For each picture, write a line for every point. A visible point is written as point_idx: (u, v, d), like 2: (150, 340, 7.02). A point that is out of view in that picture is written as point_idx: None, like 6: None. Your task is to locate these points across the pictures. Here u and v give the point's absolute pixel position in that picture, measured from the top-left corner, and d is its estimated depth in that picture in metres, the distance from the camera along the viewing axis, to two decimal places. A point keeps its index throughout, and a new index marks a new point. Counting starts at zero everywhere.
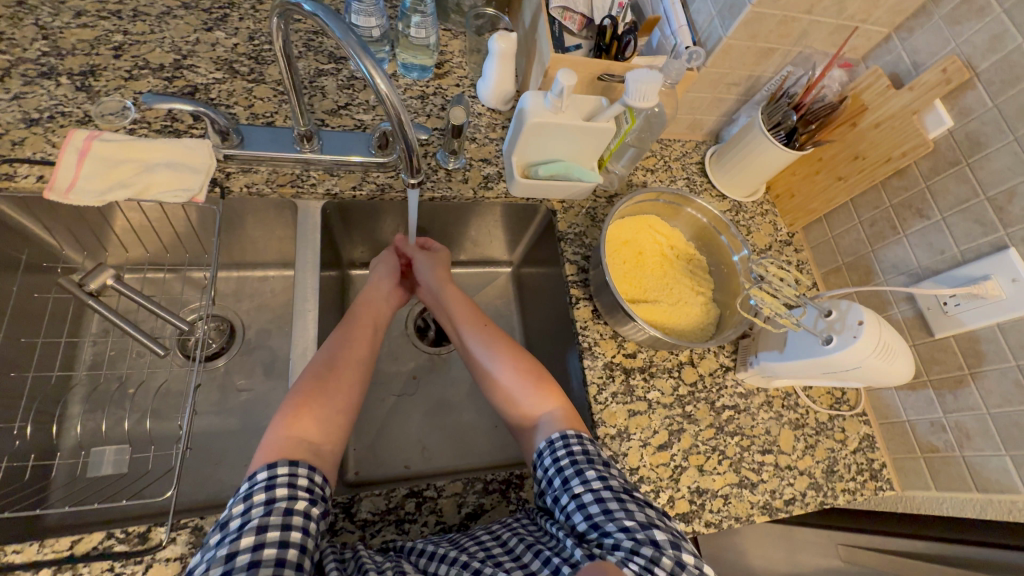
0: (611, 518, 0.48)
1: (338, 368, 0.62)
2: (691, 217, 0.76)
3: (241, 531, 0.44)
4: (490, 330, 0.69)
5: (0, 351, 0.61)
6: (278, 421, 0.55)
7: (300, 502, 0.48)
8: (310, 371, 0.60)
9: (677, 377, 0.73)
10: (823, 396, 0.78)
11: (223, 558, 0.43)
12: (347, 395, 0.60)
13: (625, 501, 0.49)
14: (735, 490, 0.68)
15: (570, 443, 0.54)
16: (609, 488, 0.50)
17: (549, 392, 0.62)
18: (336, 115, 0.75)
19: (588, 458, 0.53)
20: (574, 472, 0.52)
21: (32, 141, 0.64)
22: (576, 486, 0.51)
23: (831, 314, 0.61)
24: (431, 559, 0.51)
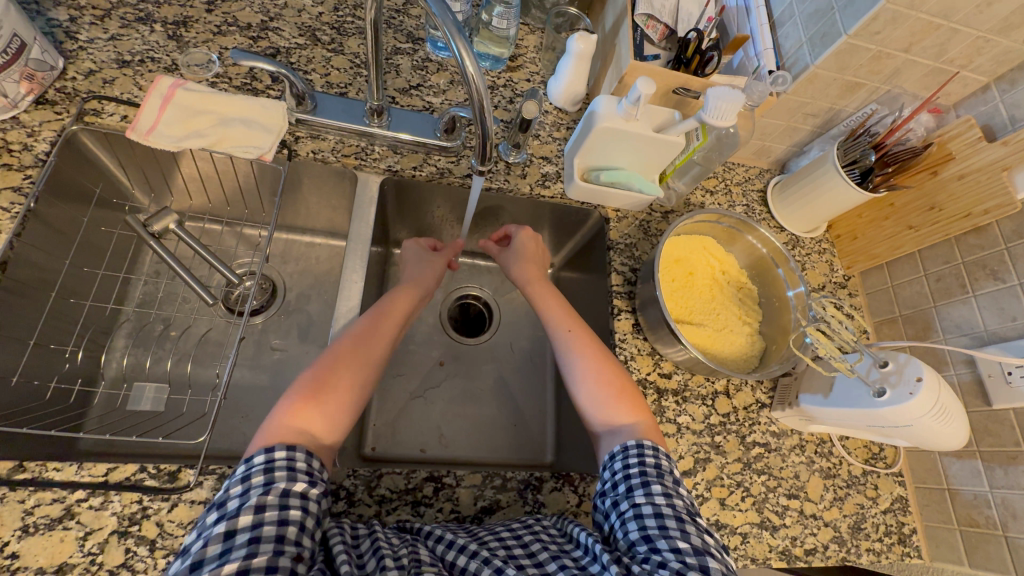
0: (665, 535, 0.49)
1: (352, 363, 0.60)
2: (750, 245, 0.74)
3: (240, 510, 0.45)
4: (575, 336, 0.67)
5: (64, 276, 0.64)
6: (286, 406, 0.54)
7: (298, 482, 0.48)
8: (319, 363, 0.59)
9: (710, 406, 0.71)
10: (858, 449, 0.75)
11: (220, 537, 0.43)
12: (351, 395, 0.58)
13: (683, 523, 0.50)
14: (754, 530, 0.66)
15: (644, 452, 0.55)
16: (672, 506, 0.51)
17: (630, 403, 0.61)
18: (407, 94, 0.76)
19: (657, 472, 0.54)
20: (640, 483, 0.53)
21: (121, 82, 0.66)
22: (639, 496, 0.52)
23: (887, 366, 0.58)
24: (448, 547, 0.51)
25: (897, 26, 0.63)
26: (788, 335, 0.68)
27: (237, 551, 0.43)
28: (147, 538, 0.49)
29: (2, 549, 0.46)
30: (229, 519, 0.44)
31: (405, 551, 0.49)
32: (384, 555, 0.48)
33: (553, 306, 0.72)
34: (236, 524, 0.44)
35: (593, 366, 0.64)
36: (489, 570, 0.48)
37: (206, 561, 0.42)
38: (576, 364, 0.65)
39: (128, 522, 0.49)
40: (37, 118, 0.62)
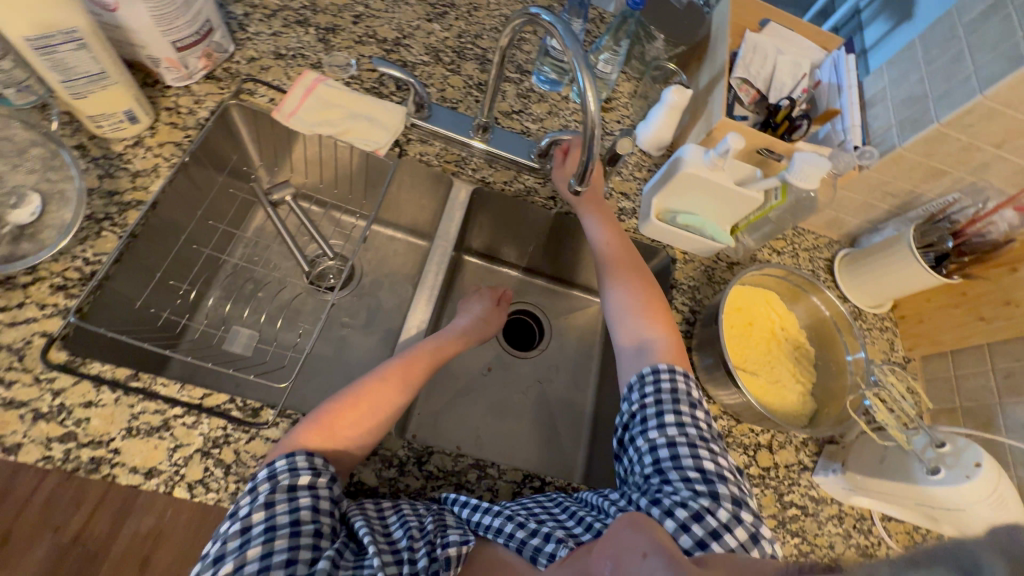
0: (677, 466, 0.56)
1: (384, 399, 0.61)
2: (813, 305, 0.75)
3: (252, 508, 0.50)
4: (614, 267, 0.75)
5: (193, 224, 0.73)
6: (306, 426, 0.56)
7: (302, 478, 0.52)
8: (351, 386, 0.61)
9: (752, 457, 0.72)
10: (900, 534, 0.72)
11: (238, 532, 0.48)
12: (369, 425, 0.59)
13: (697, 447, 0.58)
14: None
15: (661, 375, 0.63)
16: (684, 435, 0.59)
17: (663, 327, 0.70)
18: (509, 117, 0.83)
19: (671, 395, 0.62)
20: (654, 417, 0.61)
21: (274, 70, 0.77)
22: (652, 429, 0.60)
23: (944, 447, 0.58)
24: (473, 510, 0.57)
25: (990, 123, 0.66)
26: (843, 397, 0.68)
27: (255, 542, 0.48)
28: (224, 462, 0.55)
29: (108, 443, 0.53)
30: (241, 516, 0.49)
31: (429, 518, 0.56)
32: (411, 525, 0.54)
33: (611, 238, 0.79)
34: (249, 518, 0.49)
35: (634, 293, 0.73)
36: (513, 524, 0.54)
37: (229, 553, 0.47)
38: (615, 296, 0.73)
39: (211, 445, 0.55)
40: (203, 89, 0.73)
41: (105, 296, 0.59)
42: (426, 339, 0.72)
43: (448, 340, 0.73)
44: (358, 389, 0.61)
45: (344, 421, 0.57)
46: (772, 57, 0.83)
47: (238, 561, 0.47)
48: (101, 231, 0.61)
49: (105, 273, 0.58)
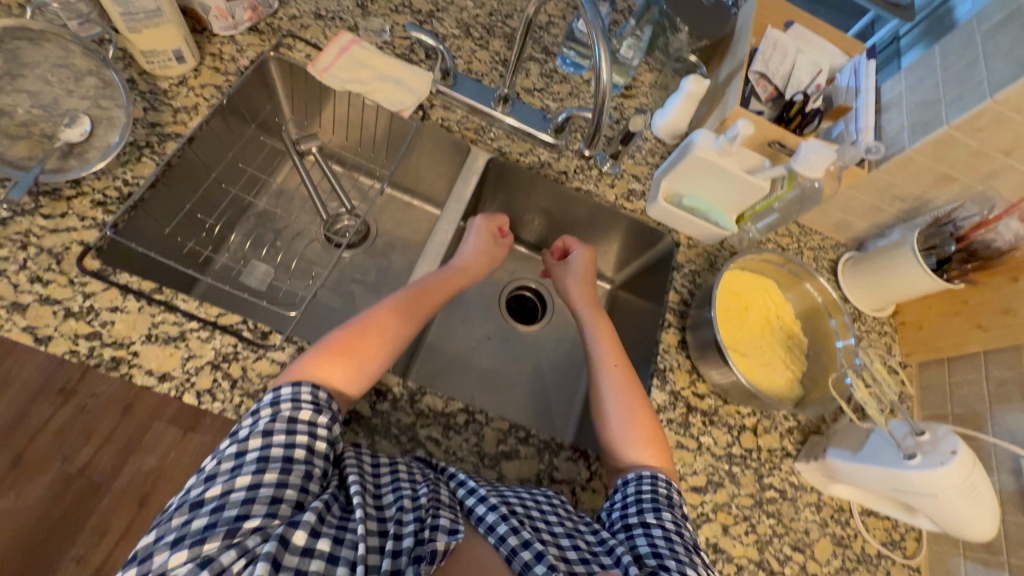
0: (673, 556, 0.54)
1: (383, 328, 0.64)
2: (806, 292, 0.77)
3: (251, 434, 0.51)
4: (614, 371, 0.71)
5: (224, 165, 0.77)
6: (311, 355, 0.59)
7: (303, 412, 0.53)
8: (353, 320, 0.64)
9: (736, 438, 0.73)
10: (877, 529, 0.73)
11: (232, 456, 0.49)
12: (370, 351, 0.62)
13: (691, 553, 0.55)
14: (751, 566, 0.67)
15: (658, 483, 0.60)
16: (679, 536, 0.56)
17: (654, 441, 0.65)
18: (530, 93, 0.87)
19: (666, 501, 0.59)
20: (651, 508, 0.58)
21: (313, 29, 0.81)
22: (650, 517, 0.57)
23: (923, 435, 0.59)
24: (470, 493, 0.55)
25: (1000, 128, 0.67)
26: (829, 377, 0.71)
27: (248, 467, 0.49)
28: (232, 375, 0.58)
29: (128, 346, 0.57)
30: (240, 440, 0.51)
31: (425, 491, 0.54)
32: (403, 496, 0.53)
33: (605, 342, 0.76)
34: (247, 444, 0.50)
35: (631, 401, 0.67)
36: (507, 527, 0.52)
37: (219, 474, 0.48)
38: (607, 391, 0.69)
39: (221, 359, 0.59)
40: (246, 40, 0.77)
41: (138, 217, 0.64)
42: (430, 274, 0.76)
43: (451, 277, 0.77)
44: (357, 321, 0.64)
45: (343, 347, 0.60)
46: (792, 55, 0.85)
47: (228, 485, 0.47)
48: (141, 157, 0.66)
49: (141, 194, 0.63)
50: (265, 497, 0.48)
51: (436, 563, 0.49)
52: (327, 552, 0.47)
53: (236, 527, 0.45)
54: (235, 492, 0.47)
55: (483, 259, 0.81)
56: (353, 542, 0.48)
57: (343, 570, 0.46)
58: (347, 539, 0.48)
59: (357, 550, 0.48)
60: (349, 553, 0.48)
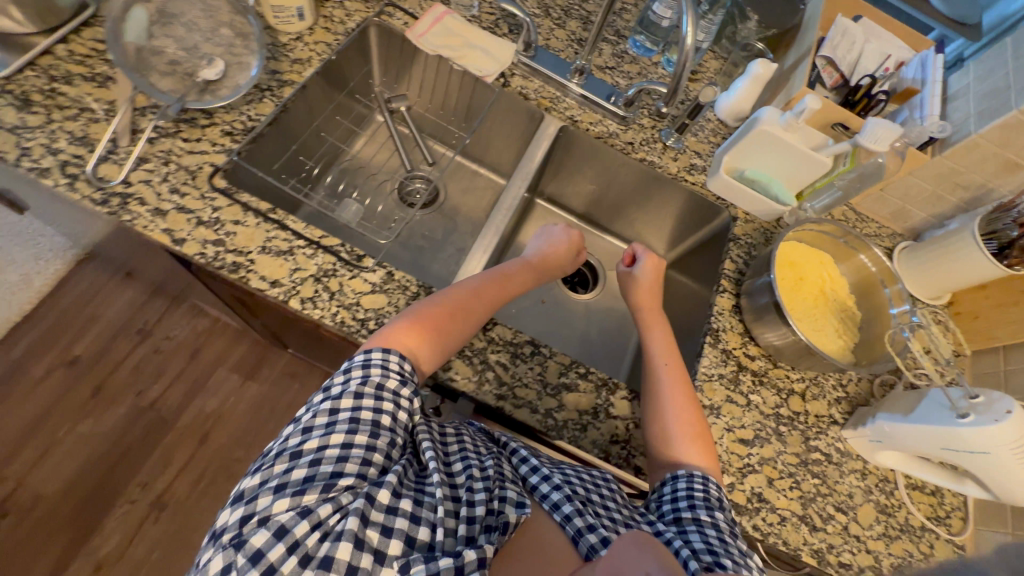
0: (727, 554, 0.51)
1: (476, 301, 0.67)
2: (860, 264, 0.79)
3: (343, 394, 0.53)
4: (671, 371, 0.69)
5: (324, 116, 0.86)
6: (401, 323, 0.61)
7: (392, 380, 0.55)
8: (443, 293, 0.66)
9: (784, 401, 0.76)
10: (922, 503, 0.74)
11: (326, 411, 0.51)
12: (459, 322, 0.65)
13: (747, 558, 0.53)
14: (794, 519, 0.69)
15: (705, 481, 0.59)
16: (731, 537, 0.54)
17: (704, 448, 0.63)
18: (602, 69, 0.93)
19: (716, 502, 0.57)
20: (702, 504, 0.56)
21: (410, 0, 0.90)
22: (701, 513, 0.55)
23: (977, 398, 0.61)
24: (533, 472, 0.56)
25: None
26: (882, 336, 0.73)
27: (341, 425, 0.50)
28: (332, 289, 0.66)
29: (247, 254, 0.65)
30: (331, 399, 0.52)
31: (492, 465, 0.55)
32: (472, 466, 0.54)
33: (663, 345, 0.74)
34: (338, 402, 0.52)
35: (685, 401, 0.65)
36: (573, 507, 0.51)
37: (315, 429, 0.50)
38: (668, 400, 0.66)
39: (323, 274, 0.66)
40: (353, 6, 0.87)
41: (255, 148, 0.73)
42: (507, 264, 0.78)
43: (528, 271, 0.79)
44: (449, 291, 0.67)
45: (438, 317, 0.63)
46: (860, 44, 0.88)
47: (322, 440, 0.49)
48: (263, 98, 0.75)
49: (262, 128, 0.72)
50: (358, 453, 0.49)
51: (508, 535, 0.49)
52: (410, 511, 0.48)
53: (331, 482, 0.47)
54: (330, 449, 0.49)
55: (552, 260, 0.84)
56: (433, 504, 0.49)
57: (424, 531, 0.47)
58: (426, 501, 0.50)
59: (437, 512, 0.48)
60: (430, 515, 0.49)
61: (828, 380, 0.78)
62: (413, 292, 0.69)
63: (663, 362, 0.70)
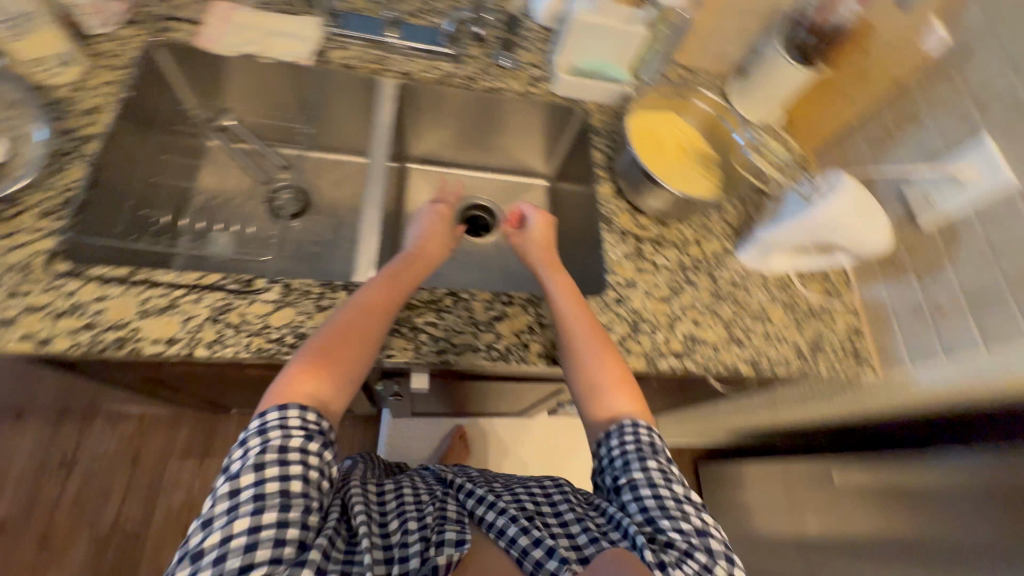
0: (667, 514, 0.57)
1: (368, 321, 0.64)
2: (699, 109, 0.87)
3: (242, 470, 0.52)
4: (579, 324, 0.69)
5: (147, 158, 0.79)
6: (294, 371, 0.59)
7: (293, 441, 0.54)
8: (330, 324, 0.63)
9: (684, 252, 0.84)
10: (817, 287, 0.86)
11: (228, 494, 0.51)
12: (353, 349, 0.62)
13: (682, 506, 0.58)
14: (725, 344, 0.78)
15: (638, 431, 0.63)
16: (670, 489, 0.59)
17: (631, 394, 0.67)
18: (416, 15, 0.92)
19: (652, 451, 0.62)
20: (636, 462, 0.61)
21: (185, 7, 0.83)
22: (637, 470, 0.60)
23: (817, 183, 0.74)
24: (477, 502, 0.61)
25: None
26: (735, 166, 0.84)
27: (244, 507, 0.50)
28: (233, 323, 0.63)
29: (127, 324, 0.61)
30: (231, 483, 0.51)
31: (430, 512, 0.59)
32: (408, 520, 0.58)
33: (564, 292, 0.73)
34: (239, 483, 0.51)
35: (601, 347, 0.68)
36: (516, 528, 0.57)
37: (216, 518, 0.49)
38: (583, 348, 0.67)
39: (218, 312, 0.64)
40: (125, 33, 0.79)
41: (89, 217, 0.67)
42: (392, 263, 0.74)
43: (415, 265, 0.75)
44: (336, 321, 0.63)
45: (331, 354, 0.61)
46: None
47: (226, 526, 0.49)
48: (65, 162, 0.67)
49: (81, 193, 0.65)
50: (269, 528, 0.49)
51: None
52: None
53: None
54: (235, 536, 0.48)
55: (434, 246, 0.80)
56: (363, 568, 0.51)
57: None
58: (356, 567, 0.51)
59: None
60: None
61: (713, 220, 0.88)
62: (317, 294, 0.68)
63: (566, 305, 0.71)
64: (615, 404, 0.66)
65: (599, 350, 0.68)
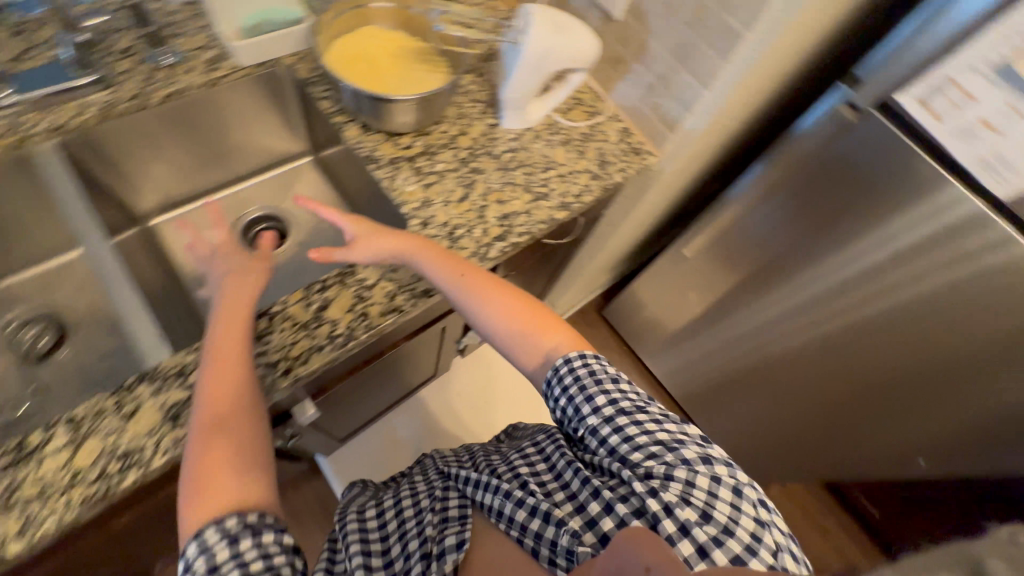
0: (634, 442, 0.59)
1: (248, 404, 0.57)
2: (382, 11, 0.84)
3: None
4: (468, 282, 0.68)
5: None
6: (190, 495, 0.52)
7: (243, 542, 0.49)
8: (199, 432, 0.55)
9: (455, 148, 0.85)
10: (579, 115, 0.93)
11: None
12: (249, 440, 0.56)
13: (650, 432, 0.60)
14: (534, 204, 0.82)
15: (574, 364, 0.65)
16: (628, 414, 0.61)
17: (553, 327, 0.71)
18: (24, 60, 0.75)
19: (593, 380, 0.64)
20: (584, 399, 0.63)
21: None
22: (590, 411, 0.62)
23: (516, 26, 0.77)
24: (475, 487, 0.64)
25: None
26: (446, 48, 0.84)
27: None
28: (31, 496, 0.53)
29: None
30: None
31: (429, 520, 0.62)
32: (412, 540, 0.61)
33: (444, 257, 0.70)
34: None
35: (497, 299, 0.70)
36: (514, 507, 0.59)
37: None
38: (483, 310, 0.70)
39: (4, 498, 0.53)
40: None
41: None
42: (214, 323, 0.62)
43: (240, 311, 0.63)
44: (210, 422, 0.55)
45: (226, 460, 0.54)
46: None
47: None
48: None
49: None
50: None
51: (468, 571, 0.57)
52: None
53: None
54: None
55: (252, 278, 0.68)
56: None
57: None
58: None
59: None
60: None
61: (465, 107, 0.89)
62: (113, 407, 0.58)
63: (438, 269, 0.69)
64: (544, 346, 0.70)
65: (495, 301, 0.70)
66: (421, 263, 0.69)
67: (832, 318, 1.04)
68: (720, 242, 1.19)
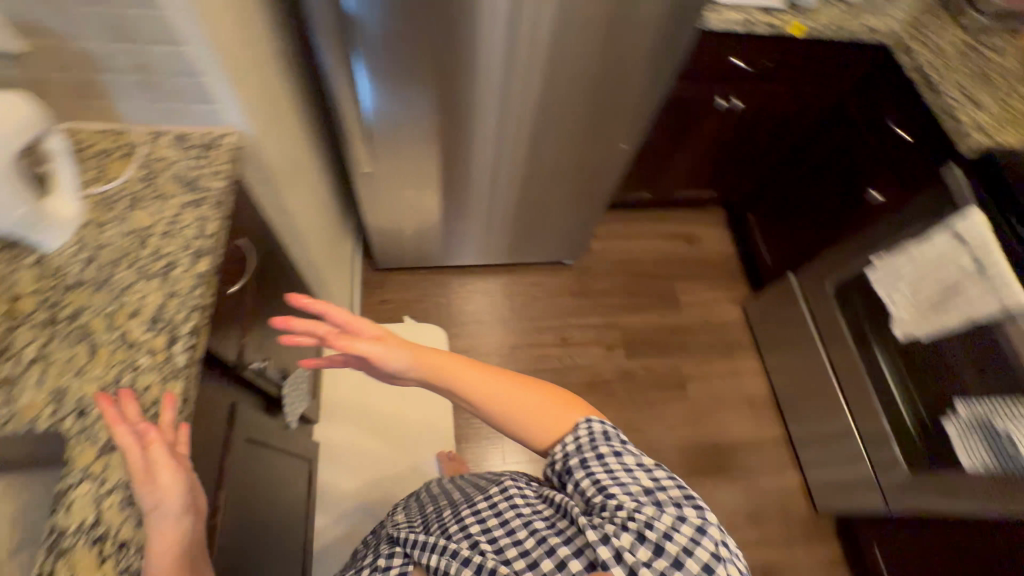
0: (612, 485, 0.65)
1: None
2: None
3: None
4: (478, 399, 0.71)
5: None
6: None
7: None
8: None
9: (25, 320, 0.66)
10: (119, 166, 0.79)
11: None
12: None
13: (633, 476, 0.66)
14: (168, 280, 0.70)
15: (588, 428, 0.70)
16: (615, 463, 0.67)
17: (548, 403, 0.72)
18: None
19: (603, 440, 0.69)
20: (583, 458, 0.68)
21: None
22: (582, 464, 0.68)
23: None
24: (425, 548, 0.69)
25: None
26: None
27: None
28: None
29: None
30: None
31: None
32: None
33: (457, 364, 0.73)
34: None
35: (511, 395, 0.71)
36: (464, 556, 0.65)
37: None
38: (493, 411, 0.71)
39: None
40: None
41: None
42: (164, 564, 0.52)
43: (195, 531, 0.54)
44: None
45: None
46: None
47: None
48: None
49: None
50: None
51: None
52: None
53: None
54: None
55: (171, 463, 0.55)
56: None
57: None
58: None
59: None
60: None
61: None
62: None
63: (468, 382, 0.72)
64: (554, 420, 0.71)
65: (490, 391, 0.71)
66: (399, 361, 0.71)
67: (476, 94, 1.18)
68: (381, 129, 1.25)
